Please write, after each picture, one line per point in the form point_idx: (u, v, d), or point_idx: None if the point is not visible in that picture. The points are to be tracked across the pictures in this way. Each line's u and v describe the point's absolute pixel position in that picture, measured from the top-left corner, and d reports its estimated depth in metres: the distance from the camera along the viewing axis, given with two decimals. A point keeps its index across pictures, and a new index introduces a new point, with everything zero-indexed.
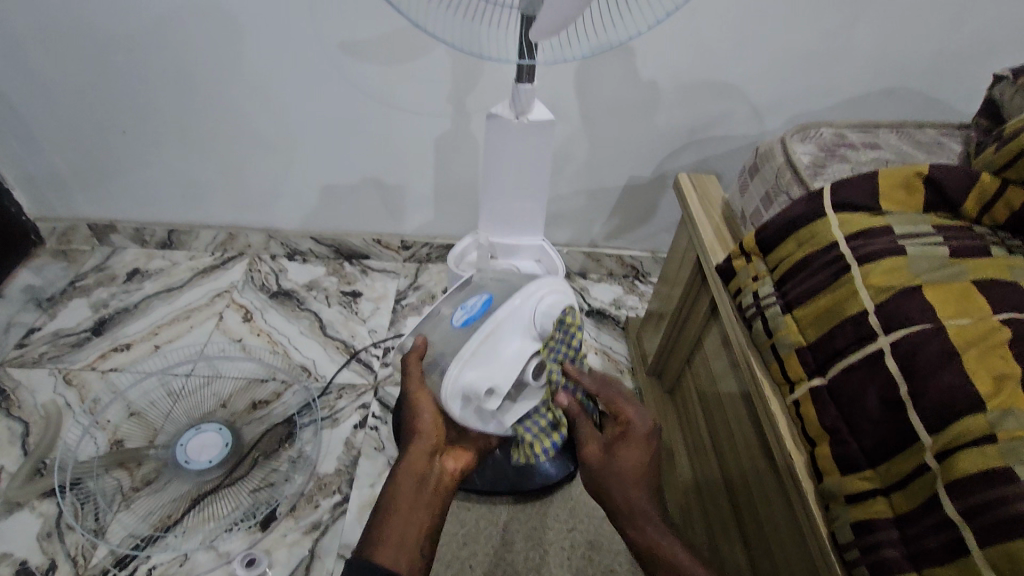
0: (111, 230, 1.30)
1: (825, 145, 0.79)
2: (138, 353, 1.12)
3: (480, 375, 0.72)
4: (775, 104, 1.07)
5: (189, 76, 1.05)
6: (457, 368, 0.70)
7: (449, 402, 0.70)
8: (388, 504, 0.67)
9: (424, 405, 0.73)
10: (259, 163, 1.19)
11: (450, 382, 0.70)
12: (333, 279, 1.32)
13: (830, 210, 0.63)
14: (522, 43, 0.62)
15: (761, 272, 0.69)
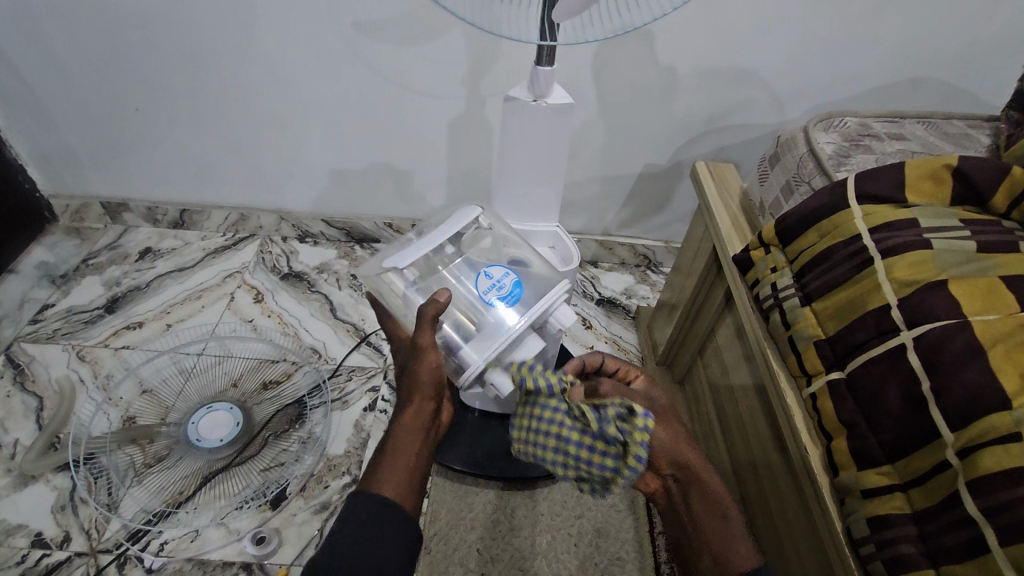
0: (125, 208, 1.30)
1: (849, 135, 0.77)
2: (150, 331, 1.12)
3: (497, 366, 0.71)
4: (796, 93, 1.05)
5: (201, 54, 1.04)
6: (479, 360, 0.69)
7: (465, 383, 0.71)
8: (380, 456, 0.63)
9: (427, 370, 0.66)
10: (271, 144, 1.19)
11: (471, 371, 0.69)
12: (344, 262, 1.32)
13: (854, 201, 0.62)
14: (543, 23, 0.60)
15: (780, 263, 0.68)
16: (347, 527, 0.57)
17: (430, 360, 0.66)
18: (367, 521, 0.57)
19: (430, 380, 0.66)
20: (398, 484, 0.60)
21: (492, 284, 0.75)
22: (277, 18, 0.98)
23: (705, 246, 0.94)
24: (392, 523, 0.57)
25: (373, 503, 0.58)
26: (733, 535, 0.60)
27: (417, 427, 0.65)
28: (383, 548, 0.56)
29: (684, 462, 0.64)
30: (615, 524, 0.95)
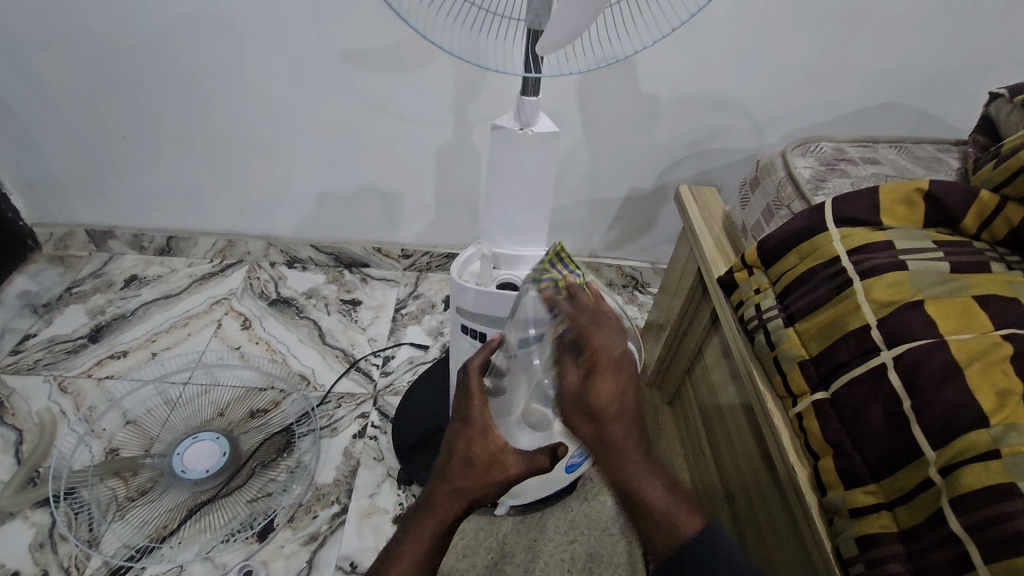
0: (110, 236, 1.29)
1: (825, 159, 0.80)
2: (135, 360, 1.11)
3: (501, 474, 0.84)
4: (774, 118, 1.09)
5: (190, 83, 1.05)
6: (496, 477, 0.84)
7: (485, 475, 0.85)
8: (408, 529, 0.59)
9: (497, 459, 0.61)
10: (259, 171, 1.19)
11: None
12: (332, 287, 1.31)
13: (832, 223, 0.64)
14: (528, 56, 0.61)
15: (763, 285, 0.70)
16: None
17: (491, 468, 0.61)
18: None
19: (486, 477, 0.60)
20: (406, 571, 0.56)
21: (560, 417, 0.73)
22: (267, 48, 1.00)
23: (690, 268, 0.96)
24: None
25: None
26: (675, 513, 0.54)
27: (440, 519, 0.59)
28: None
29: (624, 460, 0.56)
30: (608, 548, 0.94)
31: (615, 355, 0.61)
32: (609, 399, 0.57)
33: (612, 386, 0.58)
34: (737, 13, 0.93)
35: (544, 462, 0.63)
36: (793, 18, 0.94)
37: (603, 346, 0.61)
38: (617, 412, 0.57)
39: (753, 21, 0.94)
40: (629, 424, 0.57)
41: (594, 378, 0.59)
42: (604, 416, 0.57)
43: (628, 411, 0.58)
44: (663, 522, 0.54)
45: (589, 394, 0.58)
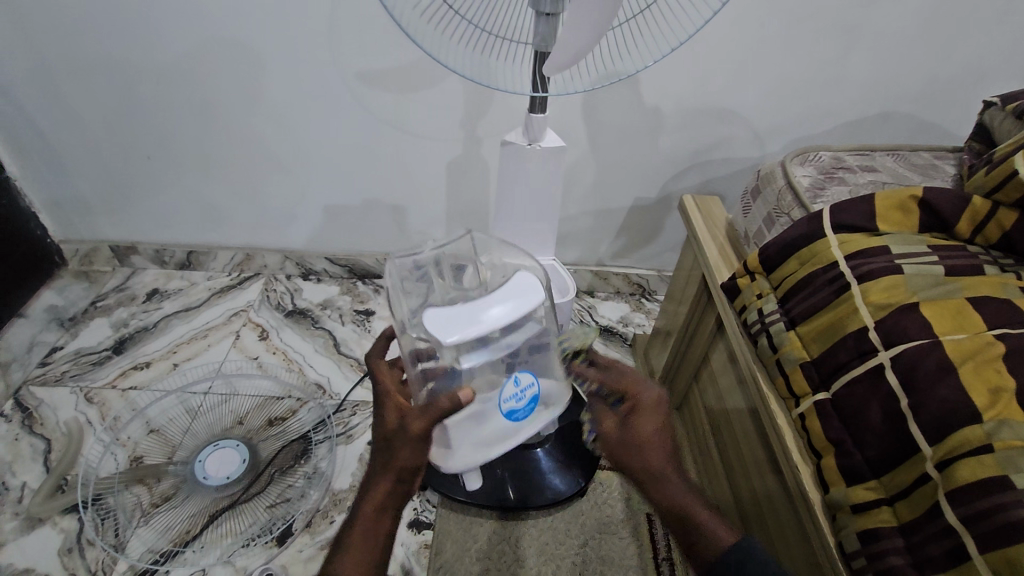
0: (133, 251, 1.34)
1: (824, 168, 0.82)
2: (157, 371, 1.14)
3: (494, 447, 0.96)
4: (775, 128, 1.11)
5: (209, 104, 1.09)
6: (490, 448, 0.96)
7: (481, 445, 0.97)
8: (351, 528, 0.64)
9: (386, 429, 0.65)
10: (276, 186, 1.23)
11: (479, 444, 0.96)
12: (346, 298, 1.35)
13: (829, 230, 0.67)
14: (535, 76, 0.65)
15: (765, 290, 0.72)
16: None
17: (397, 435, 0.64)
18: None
19: (397, 445, 0.63)
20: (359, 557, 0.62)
21: (516, 393, 0.65)
22: (283, 70, 1.04)
23: (695, 276, 0.98)
24: None
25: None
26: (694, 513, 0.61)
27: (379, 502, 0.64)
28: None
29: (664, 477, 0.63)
30: (619, 551, 0.96)
31: (654, 395, 0.67)
32: (651, 433, 0.64)
33: (651, 419, 0.65)
34: (734, 28, 0.96)
35: (445, 405, 0.61)
36: (790, 32, 0.97)
37: (632, 391, 0.68)
38: (664, 443, 0.65)
39: (751, 36, 0.97)
40: (665, 453, 0.64)
41: (644, 419, 0.65)
42: (647, 436, 0.64)
43: (662, 431, 0.65)
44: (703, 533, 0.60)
45: (634, 434, 0.65)
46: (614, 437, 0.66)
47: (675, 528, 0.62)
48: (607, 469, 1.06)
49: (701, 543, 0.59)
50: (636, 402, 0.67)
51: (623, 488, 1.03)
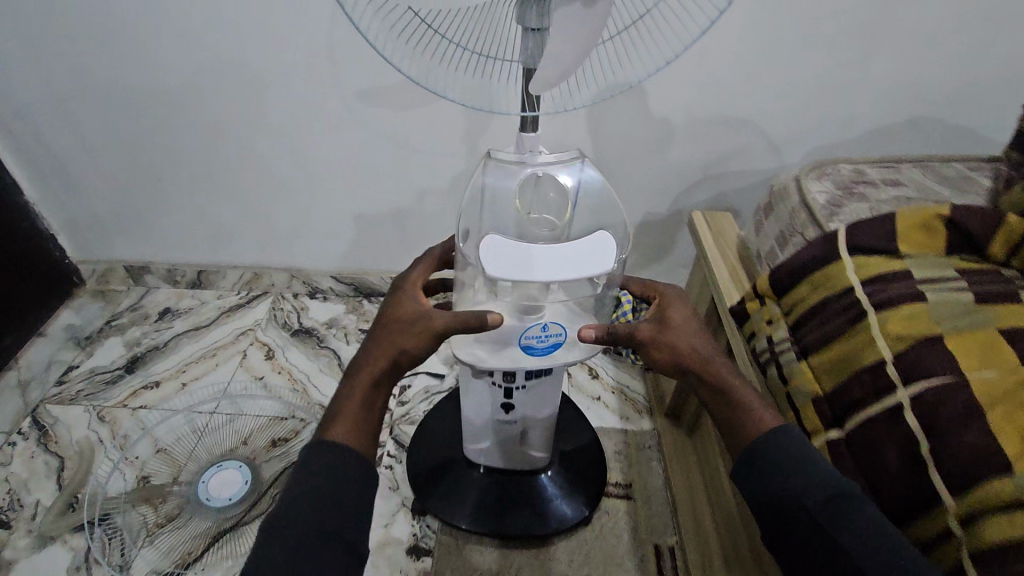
0: (146, 271, 1.36)
1: (842, 183, 0.77)
2: (165, 391, 1.14)
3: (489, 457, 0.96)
4: (792, 137, 1.05)
5: (216, 124, 1.10)
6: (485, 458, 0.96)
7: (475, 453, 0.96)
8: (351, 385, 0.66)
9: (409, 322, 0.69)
10: (282, 204, 1.23)
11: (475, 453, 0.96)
12: (352, 317, 1.35)
13: (845, 252, 0.61)
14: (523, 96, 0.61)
15: (775, 316, 0.67)
16: (289, 505, 0.58)
17: (404, 318, 0.69)
18: (322, 471, 0.60)
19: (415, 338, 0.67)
20: (350, 423, 0.64)
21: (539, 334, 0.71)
22: (286, 89, 1.04)
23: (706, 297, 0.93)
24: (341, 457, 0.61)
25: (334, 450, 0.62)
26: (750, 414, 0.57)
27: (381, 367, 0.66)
28: (331, 511, 0.58)
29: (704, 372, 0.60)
30: None
31: (678, 294, 0.69)
32: (683, 321, 0.65)
33: (682, 310, 0.66)
34: (746, 33, 0.91)
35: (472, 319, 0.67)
36: (806, 38, 0.92)
37: (663, 306, 0.67)
38: (695, 330, 0.64)
39: (764, 43, 0.93)
40: (703, 336, 0.64)
41: (669, 329, 0.64)
42: (678, 324, 0.64)
43: (700, 336, 0.63)
44: (749, 420, 0.57)
45: (670, 325, 0.64)
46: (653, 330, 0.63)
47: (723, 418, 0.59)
48: (614, 496, 1.00)
49: (743, 431, 0.57)
50: (665, 315, 0.65)
51: (630, 515, 0.98)
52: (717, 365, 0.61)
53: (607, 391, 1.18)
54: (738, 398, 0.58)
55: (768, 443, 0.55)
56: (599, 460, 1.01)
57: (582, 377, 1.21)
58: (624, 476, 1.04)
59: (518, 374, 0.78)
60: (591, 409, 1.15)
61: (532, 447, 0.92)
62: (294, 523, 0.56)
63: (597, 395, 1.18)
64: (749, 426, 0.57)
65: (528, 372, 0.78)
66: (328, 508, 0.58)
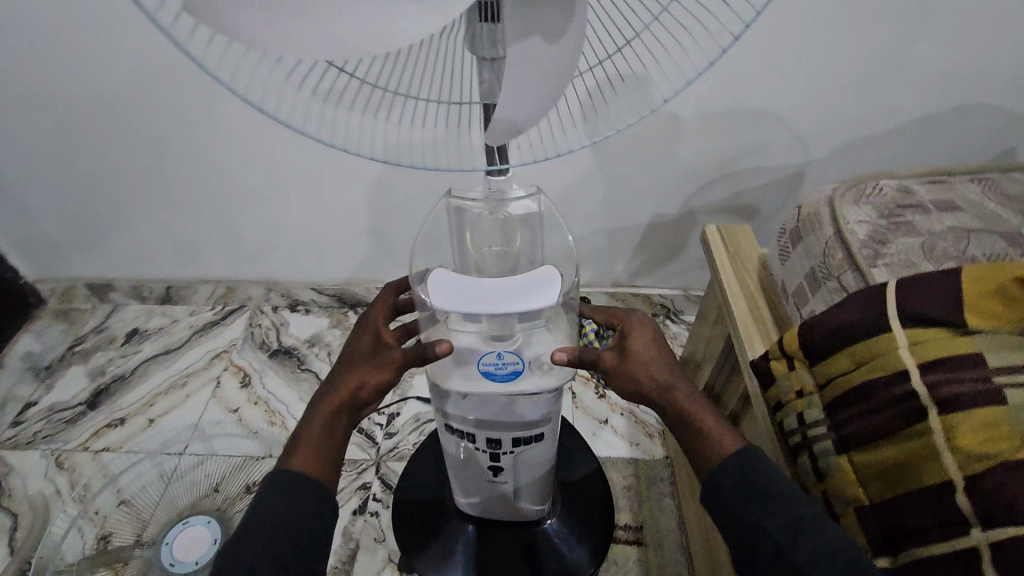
0: (110, 288, 1.25)
1: (885, 208, 0.63)
2: (133, 429, 1.07)
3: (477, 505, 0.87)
4: (821, 130, 0.91)
5: (162, 135, 0.97)
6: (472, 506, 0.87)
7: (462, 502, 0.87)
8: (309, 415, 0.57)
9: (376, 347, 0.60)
10: (247, 217, 1.11)
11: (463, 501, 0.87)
12: (336, 333, 1.24)
13: (896, 321, 0.49)
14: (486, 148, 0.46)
15: (807, 386, 0.56)
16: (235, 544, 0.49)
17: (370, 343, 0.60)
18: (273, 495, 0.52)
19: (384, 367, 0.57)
20: (312, 447, 0.54)
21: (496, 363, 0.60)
22: (233, 96, 0.90)
23: (722, 327, 0.82)
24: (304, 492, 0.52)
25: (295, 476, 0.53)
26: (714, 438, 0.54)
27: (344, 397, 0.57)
28: (285, 535, 0.50)
29: (667, 397, 0.56)
30: None
31: (641, 317, 0.63)
32: (645, 350, 0.59)
33: (643, 337, 0.61)
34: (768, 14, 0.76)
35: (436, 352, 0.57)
36: (843, 16, 0.76)
37: (627, 333, 0.62)
38: (659, 357, 0.59)
39: (791, 24, 0.77)
40: (668, 362, 0.59)
41: (636, 356, 0.58)
42: (641, 354, 0.59)
43: (665, 361, 0.59)
44: (710, 444, 0.54)
45: (630, 357, 0.58)
46: (613, 363, 0.59)
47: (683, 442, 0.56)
48: (624, 543, 0.94)
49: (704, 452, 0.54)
50: (629, 340, 0.60)
51: (640, 564, 0.92)
52: (678, 389, 0.56)
53: (615, 412, 1.11)
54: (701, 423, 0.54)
55: (733, 472, 0.51)
56: (603, 496, 0.95)
57: (589, 397, 1.14)
58: (635, 515, 0.97)
59: (505, 440, 0.69)
60: (598, 436, 1.08)
61: (528, 500, 0.83)
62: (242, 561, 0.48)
63: (605, 418, 1.11)
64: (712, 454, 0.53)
65: (516, 438, 0.69)
66: (281, 532, 0.50)
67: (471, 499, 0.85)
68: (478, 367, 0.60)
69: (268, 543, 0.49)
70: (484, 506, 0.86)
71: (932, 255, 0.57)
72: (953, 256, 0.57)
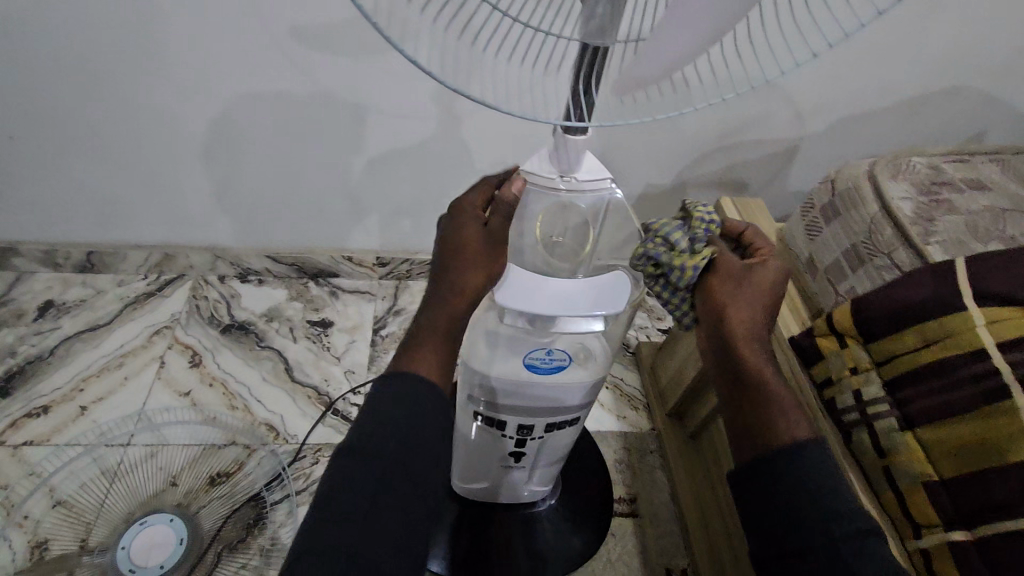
0: (12, 253, 1.04)
1: (921, 185, 0.64)
2: (59, 419, 0.90)
3: (480, 492, 0.82)
4: (822, 104, 0.91)
5: (91, 67, 0.80)
6: (474, 492, 0.82)
7: (461, 488, 0.82)
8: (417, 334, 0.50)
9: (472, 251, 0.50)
10: (196, 171, 0.95)
11: (463, 488, 0.82)
12: (297, 306, 1.11)
13: (970, 299, 0.49)
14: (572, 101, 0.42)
15: (862, 363, 0.55)
16: (342, 485, 0.42)
17: (482, 255, 0.49)
18: (403, 408, 0.46)
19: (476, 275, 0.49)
20: (432, 356, 0.49)
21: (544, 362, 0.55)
22: (188, 24, 0.76)
23: None
24: (409, 447, 0.45)
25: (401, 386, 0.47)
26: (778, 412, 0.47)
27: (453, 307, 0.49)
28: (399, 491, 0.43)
29: (757, 374, 0.48)
30: None
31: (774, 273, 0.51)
32: (738, 314, 0.49)
33: (742, 301, 0.49)
34: None
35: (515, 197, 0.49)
36: None
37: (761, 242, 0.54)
38: (747, 325, 0.49)
39: None
40: (761, 339, 0.49)
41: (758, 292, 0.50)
42: (741, 312, 0.49)
43: (764, 333, 0.50)
44: (777, 422, 0.47)
45: (735, 309, 0.49)
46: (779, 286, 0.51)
47: (738, 398, 0.49)
48: (620, 516, 0.92)
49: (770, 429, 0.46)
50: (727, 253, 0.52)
51: (638, 539, 0.90)
52: (766, 369, 0.49)
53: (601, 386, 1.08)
54: (766, 418, 0.47)
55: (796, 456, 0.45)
56: (600, 474, 0.93)
57: None
58: (629, 489, 0.96)
59: (537, 426, 0.63)
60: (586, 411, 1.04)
61: (535, 483, 0.79)
62: (335, 540, 0.40)
63: None
64: (781, 417, 0.47)
65: (549, 425, 0.63)
66: (400, 462, 0.44)
67: (474, 486, 0.80)
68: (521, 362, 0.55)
69: (388, 466, 0.43)
70: (489, 492, 0.81)
71: (977, 234, 0.58)
72: (995, 235, 0.58)
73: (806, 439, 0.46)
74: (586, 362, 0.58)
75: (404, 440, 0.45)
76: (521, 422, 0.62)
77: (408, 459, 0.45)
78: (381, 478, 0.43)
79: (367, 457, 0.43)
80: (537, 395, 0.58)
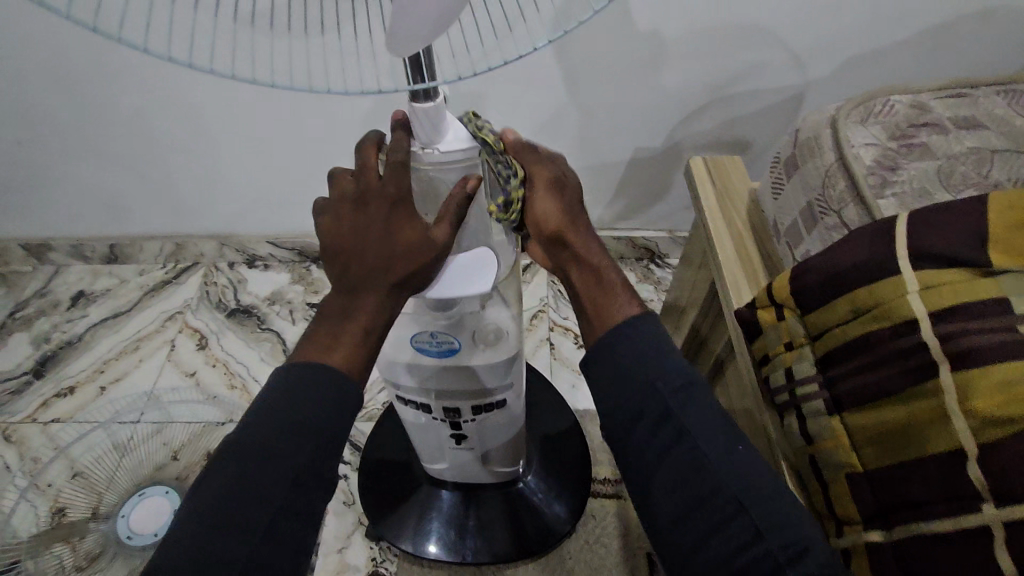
0: (48, 248, 1.15)
1: (896, 129, 0.54)
2: (84, 398, 1.00)
3: (446, 474, 0.82)
4: (821, 43, 0.80)
5: (68, 76, 0.84)
6: (442, 474, 0.82)
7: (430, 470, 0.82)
8: (328, 325, 0.41)
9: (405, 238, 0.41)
10: (183, 165, 0.99)
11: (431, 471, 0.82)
12: (298, 288, 1.15)
13: (906, 262, 0.41)
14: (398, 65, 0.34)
15: (796, 338, 0.48)
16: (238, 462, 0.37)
17: (419, 248, 0.41)
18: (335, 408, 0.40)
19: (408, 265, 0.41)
20: (350, 343, 0.41)
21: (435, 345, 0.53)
22: None
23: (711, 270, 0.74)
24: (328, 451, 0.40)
25: (310, 375, 0.40)
26: (610, 294, 0.47)
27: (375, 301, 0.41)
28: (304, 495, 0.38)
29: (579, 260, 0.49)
30: None
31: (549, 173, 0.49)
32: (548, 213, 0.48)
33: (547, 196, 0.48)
34: None
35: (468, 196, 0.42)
36: None
37: (562, 157, 0.52)
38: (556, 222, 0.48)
39: None
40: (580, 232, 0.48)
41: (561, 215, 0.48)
42: (545, 208, 0.48)
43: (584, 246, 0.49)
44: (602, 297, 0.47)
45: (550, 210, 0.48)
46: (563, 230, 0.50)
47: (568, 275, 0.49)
48: (601, 496, 0.90)
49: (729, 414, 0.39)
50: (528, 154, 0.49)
51: (619, 519, 0.87)
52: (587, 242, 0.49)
53: None
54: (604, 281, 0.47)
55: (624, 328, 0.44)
56: (579, 454, 0.90)
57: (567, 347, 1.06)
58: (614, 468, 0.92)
59: (465, 407, 0.62)
60: (576, 388, 1.02)
61: (496, 464, 0.78)
62: (224, 555, 0.35)
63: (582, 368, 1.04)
64: (601, 292, 0.47)
65: (476, 406, 0.61)
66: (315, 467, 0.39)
67: (436, 468, 0.80)
68: (418, 347, 0.54)
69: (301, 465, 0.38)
70: (453, 473, 0.80)
71: (949, 182, 0.50)
72: (973, 183, 0.50)
73: (635, 313, 0.45)
74: (496, 344, 0.55)
75: (322, 441, 0.39)
76: (446, 404, 0.61)
77: (320, 461, 0.39)
78: (290, 474, 0.38)
79: (278, 446, 0.38)
80: (449, 379, 0.56)
